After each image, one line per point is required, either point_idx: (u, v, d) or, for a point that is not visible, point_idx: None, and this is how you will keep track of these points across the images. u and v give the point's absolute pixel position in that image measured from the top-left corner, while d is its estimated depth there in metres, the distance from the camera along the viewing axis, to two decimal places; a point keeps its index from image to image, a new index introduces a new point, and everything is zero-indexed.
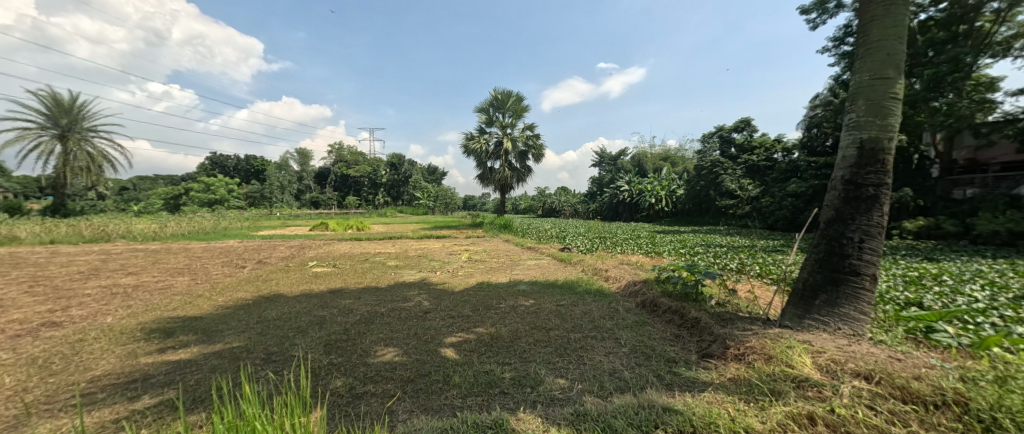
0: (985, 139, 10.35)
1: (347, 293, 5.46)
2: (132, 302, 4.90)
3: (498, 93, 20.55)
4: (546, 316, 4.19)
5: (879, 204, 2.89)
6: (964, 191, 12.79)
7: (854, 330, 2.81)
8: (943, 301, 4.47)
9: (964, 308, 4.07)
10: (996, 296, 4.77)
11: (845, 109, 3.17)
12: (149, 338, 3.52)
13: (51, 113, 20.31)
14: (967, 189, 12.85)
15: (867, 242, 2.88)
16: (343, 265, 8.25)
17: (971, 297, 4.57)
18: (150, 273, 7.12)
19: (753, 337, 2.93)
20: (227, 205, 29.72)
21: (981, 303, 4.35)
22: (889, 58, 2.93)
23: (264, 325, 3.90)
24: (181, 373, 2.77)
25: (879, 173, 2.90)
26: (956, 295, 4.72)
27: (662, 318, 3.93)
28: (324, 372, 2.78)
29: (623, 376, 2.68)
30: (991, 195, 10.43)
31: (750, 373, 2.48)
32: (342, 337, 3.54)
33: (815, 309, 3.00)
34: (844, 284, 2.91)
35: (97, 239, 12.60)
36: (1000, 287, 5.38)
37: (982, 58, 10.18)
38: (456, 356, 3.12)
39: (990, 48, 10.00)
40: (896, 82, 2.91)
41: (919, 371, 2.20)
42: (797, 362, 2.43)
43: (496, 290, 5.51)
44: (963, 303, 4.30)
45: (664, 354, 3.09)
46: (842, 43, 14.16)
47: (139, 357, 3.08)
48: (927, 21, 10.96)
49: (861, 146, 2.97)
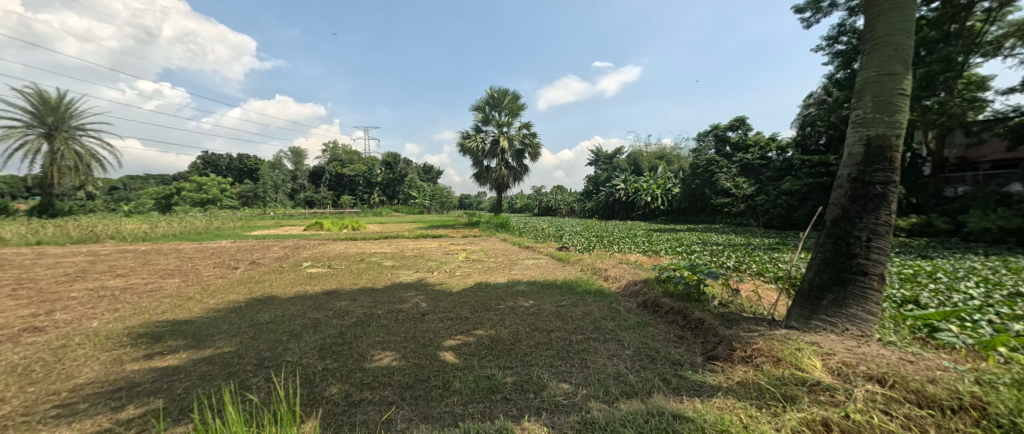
0: (975, 138, 10.36)
1: (343, 294, 5.35)
2: (121, 305, 4.76)
3: (494, 92, 20.45)
4: (547, 318, 4.10)
5: (886, 202, 2.84)
6: (955, 188, 12.91)
7: (862, 331, 2.76)
8: (939, 298, 4.46)
9: (962, 306, 4.05)
10: (992, 293, 4.76)
11: (851, 106, 3.11)
12: (137, 343, 3.40)
13: (37, 111, 19.93)
14: (958, 187, 12.96)
15: (875, 241, 2.82)
16: (338, 265, 8.13)
17: (967, 294, 4.56)
18: (140, 275, 6.96)
19: (760, 338, 2.87)
20: (219, 204, 29.38)
21: (978, 300, 4.34)
22: (897, 53, 2.87)
23: (257, 328, 3.78)
24: (169, 381, 2.65)
25: (886, 171, 2.85)
26: (953, 292, 4.72)
27: (664, 319, 3.86)
28: (319, 378, 2.68)
29: (629, 380, 2.60)
30: (982, 192, 10.48)
31: (758, 377, 2.41)
32: (338, 341, 3.44)
33: (822, 310, 2.94)
34: (851, 284, 2.85)
35: (85, 239, 12.37)
36: (994, 284, 5.40)
37: (973, 58, 10.26)
38: (455, 360, 3.03)
39: (981, 48, 10.07)
40: (904, 78, 2.85)
41: (933, 374, 2.14)
42: (807, 364, 2.36)
43: (495, 291, 5.43)
44: (960, 300, 4.28)
45: (668, 356, 3.02)
46: (836, 42, 14.21)
47: (126, 364, 2.96)
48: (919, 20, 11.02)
49: (868, 143, 2.92)
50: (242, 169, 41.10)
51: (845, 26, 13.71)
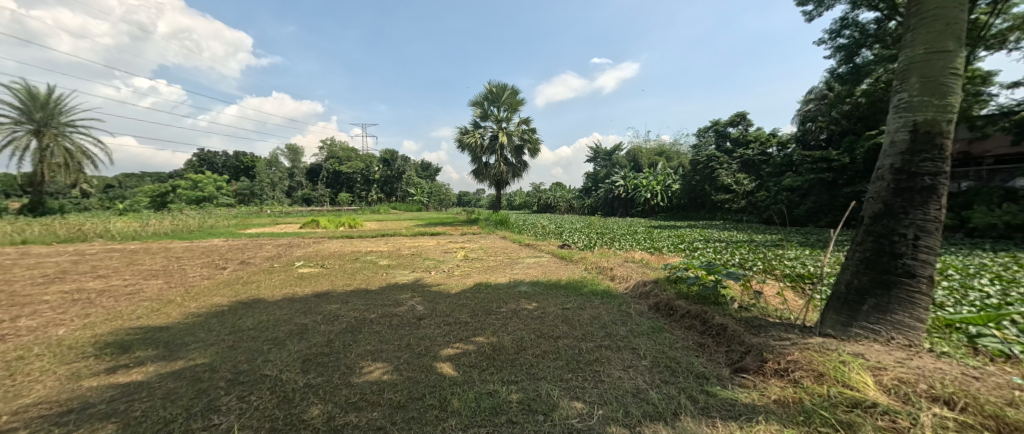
0: (978, 132, 10.11)
1: (334, 297, 5.02)
2: (95, 310, 4.41)
3: (492, 86, 20.04)
4: (553, 322, 3.79)
5: (936, 196, 2.52)
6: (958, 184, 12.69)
7: (909, 341, 2.46)
8: (955, 296, 4.16)
9: (985, 305, 3.73)
10: (1008, 289, 4.52)
11: (892, 89, 2.81)
12: (102, 354, 3.07)
13: (25, 107, 19.44)
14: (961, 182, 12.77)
15: (923, 240, 2.51)
16: (331, 265, 7.78)
17: (984, 290, 4.32)
18: (123, 276, 6.60)
19: (795, 349, 2.57)
20: (216, 202, 29.00)
21: (995, 298, 4.03)
22: (948, 28, 2.56)
23: (236, 336, 3.45)
24: (128, 401, 2.34)
25: (937, 160, 2.53)
26: (969, 290, 4.42)
27: (681, 324, 3.54)
28: (298, 397, 2.36)
29: (650, 398, 2.30)
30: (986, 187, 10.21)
31: (800, 396, 2.12)
32: (323, 351, 3.12)
33: (862, 316, 2.64)
34: (896, 287, 2.54)
35: (73, 239, 11.99)
36: (1010, 281, 5.09)
37: (978, 51, 9.96)
38: (454, 373, 2.72)
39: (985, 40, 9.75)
40: (957, 55, 2.54)
41: (1010, 396, 1.84)
42: (857, 382, 2.07)
43: (496, 293, 5.09)
44: (977, 299, 3.97)
45: (690, 367, 2.71)
46: (838, 35, 13.92)
47: (84, 379, 2.65)
48: None
49: (915, 128, 2.61)
50: (238, 167, 40.69)
51: (847, 20, 13.37)
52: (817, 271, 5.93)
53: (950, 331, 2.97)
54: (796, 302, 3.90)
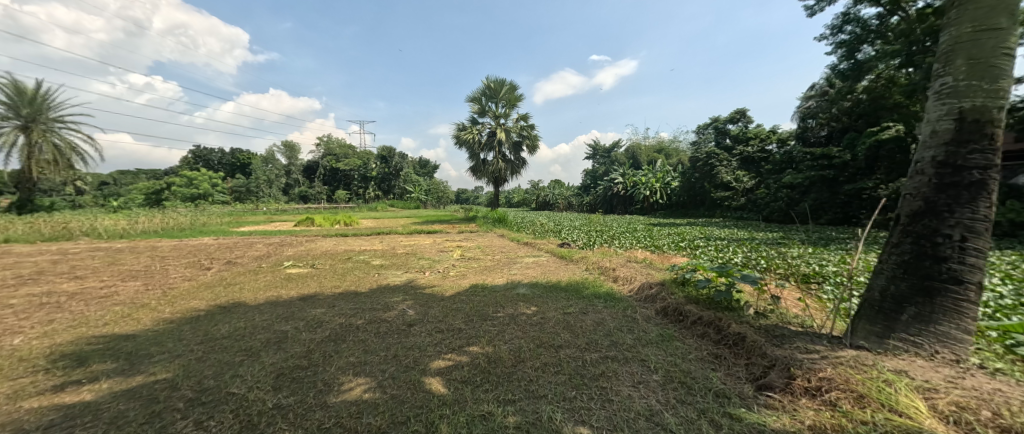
0: None
1: (320, 300, 4.71)
2: (59, 316, 4.10)
3: (491, 82, 19.65)
4: (554, 330, 3.50)
5: (986, 192, 2.23)
6: None
7: (955, 355, 2.19)
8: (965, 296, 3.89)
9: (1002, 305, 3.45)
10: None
11: (934, 73, 2.52)
12: (54, 369, 2.78)
13: (11, 102, 18.95)
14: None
15: (971, 241, 2.22)
16: (321, 265, 7.46)
17: (1003, 290, 4.04)
18: (100, 277, 6.28)
19: (826, 364, 2.29)
20: (211, 199, 28.58)
21: (1009, 297, 3.75)
22: (1001, 3, 2.28)
23: (207, 346, 3.16)
24: (67, 429, 2.07)
25: (986, 152, 2.24)
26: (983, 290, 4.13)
27: (693, 332, 3.27)
28: (264, 422, 2.11)
29: (667, 425, 2.03)
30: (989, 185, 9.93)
31: (840, 424, 1.85)
32: (301, 364, 2.82)
33: (901, 327, 2.36)
34: (939, 294, 2.26)
35: (58, 237, 11.64)
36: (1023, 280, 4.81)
37: None
38: (444, 391, 2.43)
39: None
40: (1011, 34, 2.25)
41: None
42: (905, 407, 1.81)
43: (492, 295, 4.79)
44: (991, 299, 3.70)
45: (707, 384, 2.43)
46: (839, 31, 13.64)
47: (24, 400, 2.37)
48: (925, 9, 10.49)
49: (961, 116, 2.32)
50: (233, 163, 40.27)
51: (850, 15, 13.06)
52: (824, 271, 5.64)
53: (984, 338, 2.68)
54: (813, 308, 3.63)
